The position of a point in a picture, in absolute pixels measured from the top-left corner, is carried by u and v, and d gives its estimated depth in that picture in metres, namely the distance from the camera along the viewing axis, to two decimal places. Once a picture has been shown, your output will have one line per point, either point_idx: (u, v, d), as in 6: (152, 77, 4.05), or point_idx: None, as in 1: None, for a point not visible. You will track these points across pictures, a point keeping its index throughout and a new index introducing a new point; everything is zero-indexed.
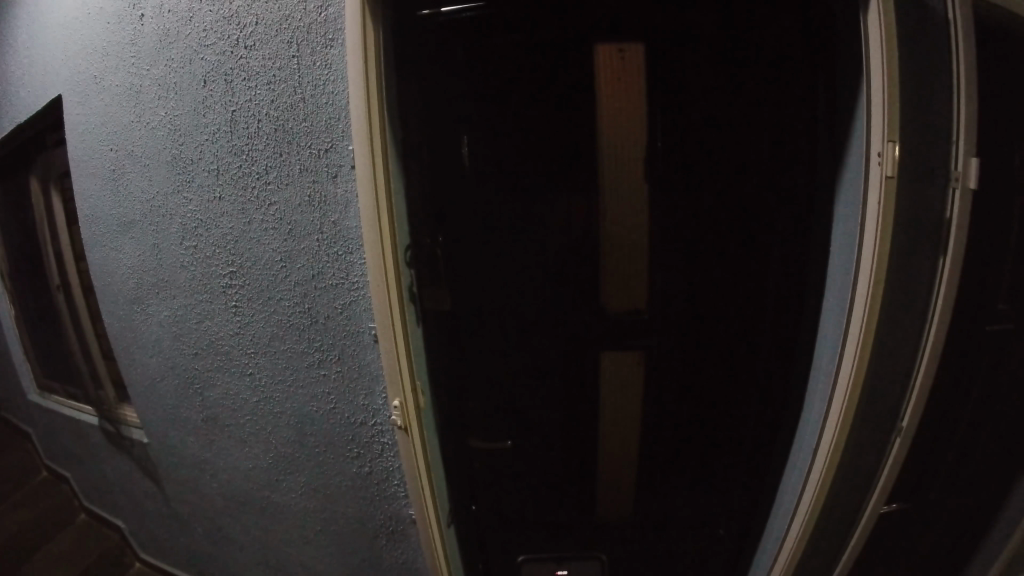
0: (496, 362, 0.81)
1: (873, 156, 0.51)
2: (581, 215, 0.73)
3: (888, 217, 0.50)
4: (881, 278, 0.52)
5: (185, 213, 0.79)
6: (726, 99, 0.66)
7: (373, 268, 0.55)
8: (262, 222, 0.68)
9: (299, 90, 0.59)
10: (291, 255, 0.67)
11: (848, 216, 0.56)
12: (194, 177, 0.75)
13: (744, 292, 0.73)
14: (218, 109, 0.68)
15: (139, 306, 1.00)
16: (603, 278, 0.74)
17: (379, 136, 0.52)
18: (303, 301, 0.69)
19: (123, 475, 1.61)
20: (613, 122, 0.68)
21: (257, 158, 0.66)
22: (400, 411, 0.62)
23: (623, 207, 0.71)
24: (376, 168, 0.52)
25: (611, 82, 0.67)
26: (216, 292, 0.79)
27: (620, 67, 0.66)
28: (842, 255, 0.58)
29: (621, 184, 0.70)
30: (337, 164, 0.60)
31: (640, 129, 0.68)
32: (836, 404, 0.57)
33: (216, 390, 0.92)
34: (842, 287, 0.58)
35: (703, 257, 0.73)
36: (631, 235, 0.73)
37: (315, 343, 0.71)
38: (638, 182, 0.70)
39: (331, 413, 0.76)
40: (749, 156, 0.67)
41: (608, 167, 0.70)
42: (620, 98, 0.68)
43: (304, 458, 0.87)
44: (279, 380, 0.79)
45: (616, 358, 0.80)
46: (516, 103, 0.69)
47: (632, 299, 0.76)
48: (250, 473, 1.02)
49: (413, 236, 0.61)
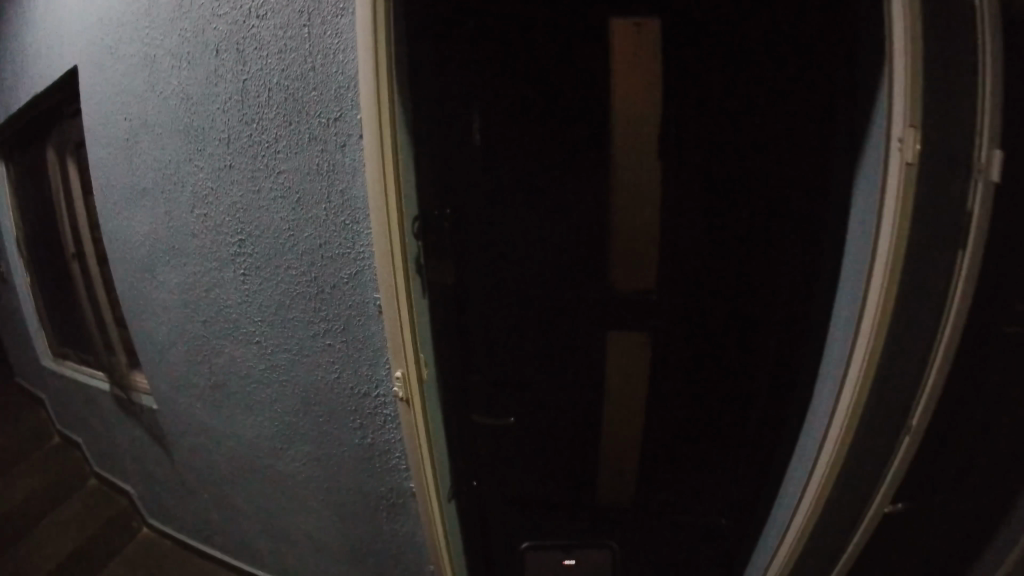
0: (502, 341, 0.82)
1: (891, 142, 0.50)
2: (590, 198, 0.73)
3: (907, 207, 0.49)
4: (899, 270, 0.51)
5: (196, 181, 0.79)
6: (739, 87, 0.66)
7: (377, 238, 0.54)
8: (270, 190, 0.67)
9: (310, 59, 0.58)
10: (298, 225, 0.65)
11: (863, 203, 0.54)
12: (207, 147, 0.75)
13: (753, 279, 0.73)
14: (231, 78, 0.68)
15: (151, 275, 1.01)
16: (612, 262, 0.74)
17: (387, 110, 0.50)
18: (309, 273, 0.67)
19: (133, 442, 1.65)
20: (625, 97, 0.66)
21: (267, 127, 0.65)
22: (402, 381, 0.62)
23: (637, 191, 0.70)
24: (381, 143, 0.51)
25: (625, 64, 0.64)
26: (226, 261, 0.79)
27: (633, 51, 0.64)
28: (855, 247, 0.56)
29: (636, 163, 0.68)
30: (346, 133, 0.58)
31: (655, 107, 0.66)
32: (846, 396, 0.57)
33: (225, 358, 0.93)
34: (853, 277, 0.57)
35: (712, 244, 0.73)
36: (643, 218, 0.71)
37: (320, 314, 0.69)
38: (650, 162, 0.68)
39: (337, 385, 0.75)
40: (762, 142, 0.66)
41: (623, 143, 0.68)
42: (633, 82, 0.65)
43: (312, 427, 0.87)
44: (286, 350, 0.79)
45: (625, 341, 0.79)
46: (526, 85, 0.69)
47: (641, 282, 0.75)
48: (258, 440, 1.03)
49: (421, 209, 0.61)
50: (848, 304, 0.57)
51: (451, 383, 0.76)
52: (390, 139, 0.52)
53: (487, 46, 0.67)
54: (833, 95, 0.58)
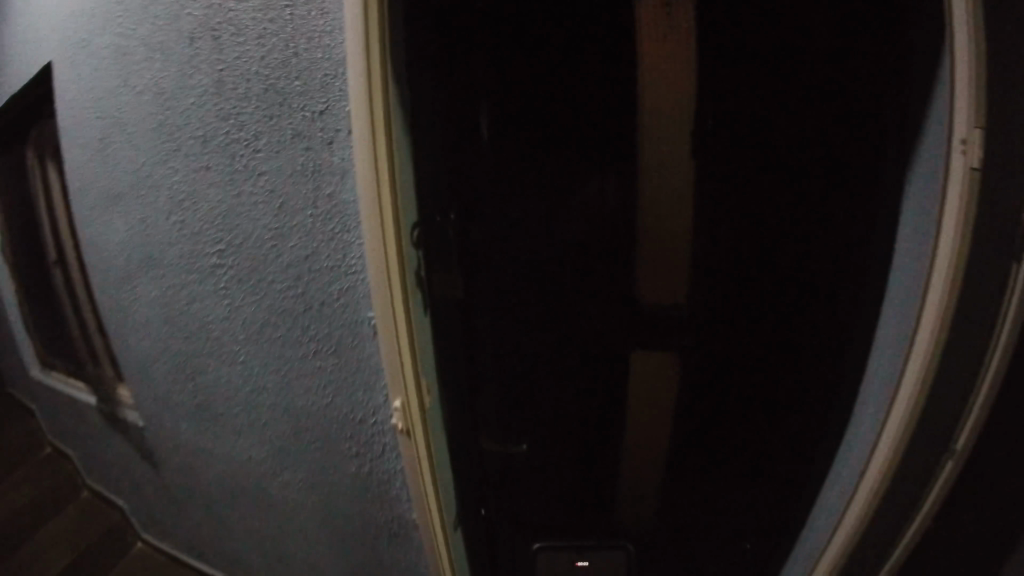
0: (513, 356, 0.75)
1: (954, 143, 0.34)
2: (611, 198, 0.65)
3: (967, 239, 0.35)
4: (949, 320, 0.37)
5: (172, 185, 0.71)
6: (780, 71, 0.57)
7: (372, 256, 0.47)
8: (250, 195, 0.58)
9: (288, 42, 0.50)
10: (283, 233, 0.57)
11: (919, 214, 0.45)
12: (181, 146, 0.67)
13: (796, 287, 0.65)
14: (207, 68, 0.60)
15: (129, 286, 0.93)
16: (640, 275, 0.65)
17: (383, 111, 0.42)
18: (295, 288, 0.59)
19: (122, 457, 1.58)
20: (653, 88, 0.56)
21: (244, 122, 0.56)
22: (401, 413, 0.55)
23: (664, 204, 0.61)
24: (376, 149, 0.43)
25: (655, 67, 0.56)
26: (205, 273, 0.71)
27: (664, 52, 0.55)
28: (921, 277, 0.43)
29: (666, 163, 0.59)
30: (332, 128, 0.49)
31: (686, 100, 0.57)
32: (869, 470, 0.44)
33: (210, 376, 0.85)
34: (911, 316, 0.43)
35: (747, 249, 0.65)
36: (676, 224, 0.62)
37: (309, 334, 0.61)
38: (683, 163, 0.60)
39: (331, 409, 0.68)
40: (803, 133, 0.58)
41: (651, 141, 0.58)
42: (664, 88, 0.56)
43: (305, 451, 0.80)
44: (274, 370, 0.71)
45: (651, 360, 0.70)
46: (539, 71, 0.61)
47: (671, 295, 0.66)
48: (248, 462, 0.96)
49: (422, 215, 0.52)
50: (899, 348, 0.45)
51: (459, 403, 0.68)
52: (390, 144, 0.44)
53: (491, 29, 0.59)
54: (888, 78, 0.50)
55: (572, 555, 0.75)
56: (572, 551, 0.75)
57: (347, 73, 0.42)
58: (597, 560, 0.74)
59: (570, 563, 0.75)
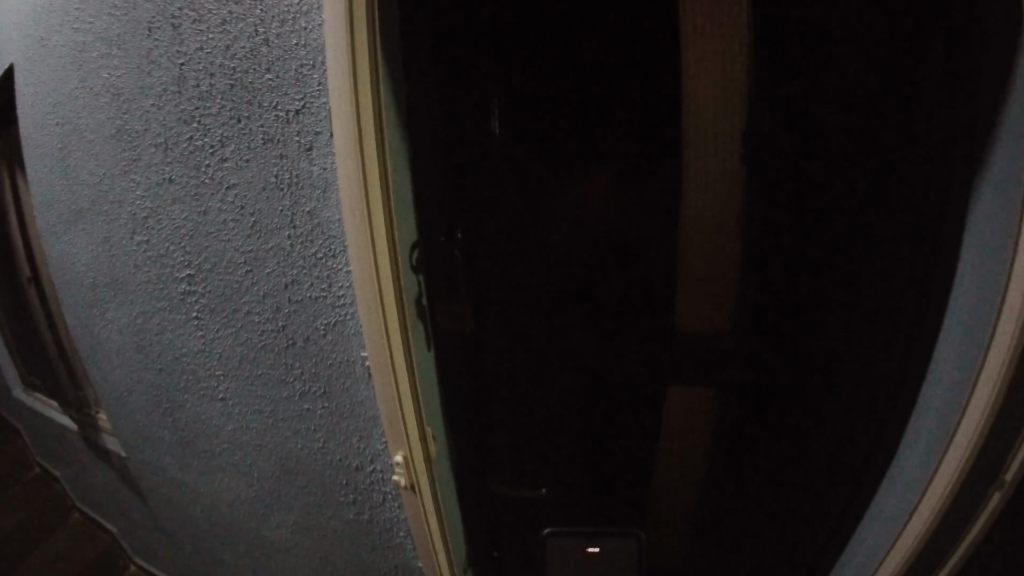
0: (533, 381, 0.68)
1: None
2: (637, 206, 0.60)
3: None
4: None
5: (135, 199, 0.62)
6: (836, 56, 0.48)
7: (362, 289, 0.39)
8: (218, 212, 0.49)
9: (255, 24, 0.40)
10: (256, 257, 0.47)
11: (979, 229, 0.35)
12: (143, 155, 0.58)
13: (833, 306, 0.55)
14: (168, 64, 0.51)
15: (98, 311, 0.84)
16: (681, 299, 0.59)
17: (375, 117, 0.35)
18: (273, 321, 0.50)
19: (108, 484, 1.48)
20: (700, 79, 0.47)
21: (209, 126, 0.47)
22: (404, 467, 0.47)
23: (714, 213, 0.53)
24: (366, 163, 0.35)
25: (701, 60, 0.46)
26: (176, 299, 0.62)
27: (709, 41, 0.46)
28: (978, 305, 0.34)
29: (707, 165, 0.51)
30: (311, 130, 0.39)
31: (738, 92, 0.48)
32: (916, 513, 0.37)
33: (189, 410, 0.76)
34: (961, 348, 0.35)
35: (795, 260, 0.57)
36: (720, 245, 0.55)
37: (293, 372, 0.52)
38: (732, 169, 0.52)
39: (323, 454, 0.59)
40: (851, 125, 0.50)
41: (695, 142, 0.50)
42: (713, 85, 0.47)
43: (295, 493, 0.71)
44: (257, 408, 0.62)
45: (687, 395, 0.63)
46: (555, 67, 0.56)
47: (711, 320, 0.59)
48: (235, 500, 0.87)
49: (420, 235, 0.43)
50: (947, 389, 0.36)
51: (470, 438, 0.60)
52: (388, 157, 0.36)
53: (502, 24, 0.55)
54: (921, 54, 0.42)
55: (582, 541, 0.56)
56: (581, 535, 0.56)
57: (328, 70, 0.34)
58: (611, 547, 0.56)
59: (580, 553, 0.56)
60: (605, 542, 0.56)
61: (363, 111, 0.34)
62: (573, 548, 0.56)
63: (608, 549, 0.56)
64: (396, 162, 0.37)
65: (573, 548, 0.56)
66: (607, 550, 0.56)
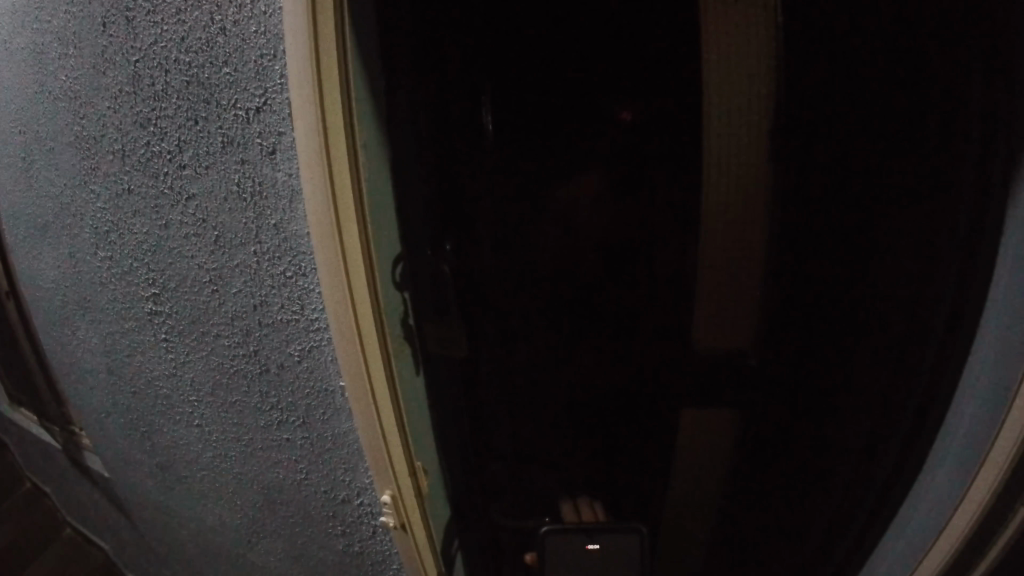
0: (536, 391, 0.66)
1: None
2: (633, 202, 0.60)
3: None
4: None
5: (96, 212, 0.57)
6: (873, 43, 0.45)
7: (334, 312, 0.34)
8: (180, 226, 0.44)
9: (210, 10, 0.35)
10: (222, 276, 0.42)
11: None
12: (101, 163, 0.53)
13: (854, 309, 0.51)
14: (123, 62, 0.46)
15: (68, 331, 0.79)
16: (699, 314, 0.55)
17: (344, 114, 0.30)
18: (244, 345, 0.45)
19: (96, 502, 1.42)
20: (723, 57, 0.45)
21: (165, 129, 0.41)
22: (393, 507, 0.42)
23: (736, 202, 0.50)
24: (331, 167, 0.30)
25: (725, 33, 0.45)
26: (144, 319, 0.57)
27: (732, 18, 0.44)
28: (1012, 257, 0.28)
29: (728, 152, 0.48)
30: (273, 131, 0.34)
31: (764, 76, 0.46)
32: (960, 509, 0.30)
33: (165, 435, 0.71)
34: (986, 322, 0.30)
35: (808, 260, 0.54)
36: (739, 244, 0.51)
37: (268, 400, 0.47)
38: (754, 160, 0.49)
39: (306, 485, 0.54)
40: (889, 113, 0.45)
41: (716, 127, 0.47)
42: (739, 61, 0.45)
43: (280, 523, 0.66)
44: (234, 435, 0.57)
45: (704, 424, 0.59)
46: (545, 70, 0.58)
47: (732, 336, 0.55)
48: (221, 527, 0.82)
49: (403, 248, 0.38)
50: (984, 374, 0.29)
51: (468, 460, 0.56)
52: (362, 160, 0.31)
53: (486, 20, 0.55)
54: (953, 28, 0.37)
55: (579, 538, 0.49)
56: (581, 532, 0.50)
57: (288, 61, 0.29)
58: (613, 541, 0.49)
59: (578, 551, 0.49)
60: (604, 539, 0.49)
61: (328, 107, 0.29)
62: (572, 548, 0.49)
63: (608, 549, 0.49)
64: (372, 166, 0.32)
65: (572, 548, 0.49)
66: (608, 551, 0.49)
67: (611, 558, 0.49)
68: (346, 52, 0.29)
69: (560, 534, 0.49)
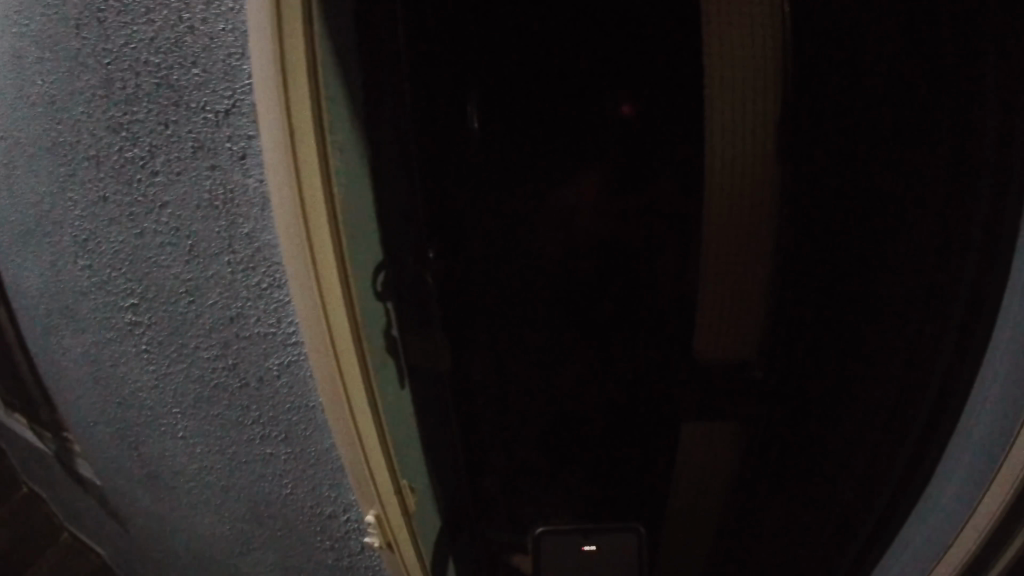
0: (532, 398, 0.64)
1: None
2: (632, 203, 0.57)
3: None
4: None
5: (74, 220, 0.55)
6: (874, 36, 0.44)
7: (308, 326, 0.32)
8: (155, 235, 0.42)
9: (177, 7, 0.33)
10: (197, 287, 0.40)
11: None
12: (77, 169, 0.51)
13: (863, 310, 0.49)
14: (94, 64, 0.44)
15: (52, 341, 0.76)
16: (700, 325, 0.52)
17: (313, 119, 0.28)
18: (223, 358, 0.43)
19: (91, 511, 1.39)
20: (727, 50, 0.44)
21: (136, 134, 0.40)
22: (377, 527, 0.40)
23: (746, 198, 0.48)
24: (300, 175, 0.29)
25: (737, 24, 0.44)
26: (125, 330, 0.55)
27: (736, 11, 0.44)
28: None
29: (733, 152, 0.47)
30: (244, 134, 0.32)
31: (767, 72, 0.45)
32: (975, 519, 0.29)
33: (152, 446, 0.69)
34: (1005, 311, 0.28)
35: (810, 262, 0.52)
36: (740, 252, 0.49)
37: (250, 414, 0.46)
38: (758, 162, 0.47)
39: (292, 500, 0.52)
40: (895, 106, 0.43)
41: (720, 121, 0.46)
42: (743, 55, 0.44)
43: (269, 536, 0.64)
44: (219, 448, 0.55)
45: (701, 441, 0.58)
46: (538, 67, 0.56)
47: (736, 348, 0.53)
48: (212, 539, 0.80)
49: (382, 256, 0.37)
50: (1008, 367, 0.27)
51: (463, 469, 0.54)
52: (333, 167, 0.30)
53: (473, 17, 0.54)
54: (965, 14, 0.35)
55: (576, 538, 0.47)
56: (578, 532, 0.47)
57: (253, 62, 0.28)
58: (609, 544, 0.47)
59: (574, 552, 0.47)
60: (602, 539, 0.47)
61: (295, 112, 0.28)
62: (566, 550, 0.47)
63: (606, 548, 0.47)
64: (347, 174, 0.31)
65: (567, 550, 0.47)
66: (605, 551, 0.47)
67: (608, 556, 0.47)
68: (315, 55, 0.28)
69: (557, 535, 0.47)
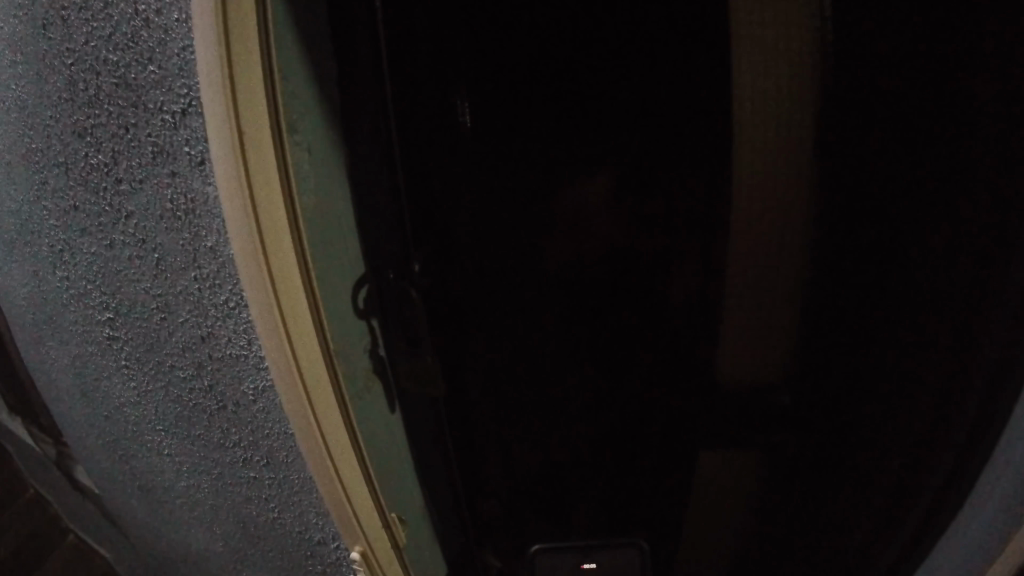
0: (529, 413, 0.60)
1: None
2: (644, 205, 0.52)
3: None
4: None
5: (49, 230, 0.52)
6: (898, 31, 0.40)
7: (269, 349, 0.29)
8: (122, 246, 0.39)
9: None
10: (167, 302, 0.37)
11: None
12: (48, 176, 0.47)
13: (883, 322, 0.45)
14: (55, 61, 0.40)
15: (39, 352, 0.73)
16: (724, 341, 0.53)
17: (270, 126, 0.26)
18: (198, 378, 0.40)
19: (91, 514, 1.37)
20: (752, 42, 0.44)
21: (96, 138, 0.36)
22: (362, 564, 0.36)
23: (767, 200, 0.47)
24: (252, 183, 0.26)
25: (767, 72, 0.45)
26: (104, 343, 0.52)
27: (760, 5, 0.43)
28: None
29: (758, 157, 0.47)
30: (201, 138, 0.29)
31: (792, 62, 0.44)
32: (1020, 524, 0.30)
33: (140, 460, 0.67)
34: None
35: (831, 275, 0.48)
36: (766, 263, 0.49)
37: (230, 436, 0.42)
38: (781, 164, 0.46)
39: (278, 522, 0.49)
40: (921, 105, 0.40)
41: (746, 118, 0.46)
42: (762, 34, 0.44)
43: (259, 555, 0.61)
44: (203, 468, 0.52)
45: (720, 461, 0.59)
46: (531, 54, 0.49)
47: (757, 362, 0.54)
48: (205, 553, 0.78)
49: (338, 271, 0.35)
50: None
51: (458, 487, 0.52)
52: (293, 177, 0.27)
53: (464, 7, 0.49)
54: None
55: (574, 555, 0.49)
56: (576, 550, 0.49)
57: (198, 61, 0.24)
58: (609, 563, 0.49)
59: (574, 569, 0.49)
60: (602, 556, 0.49)
61: (245, 113, 0.25)
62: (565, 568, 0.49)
63: (606, 564, 0.49)
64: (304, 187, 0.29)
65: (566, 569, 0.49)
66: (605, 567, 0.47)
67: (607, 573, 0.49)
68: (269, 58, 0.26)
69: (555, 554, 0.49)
